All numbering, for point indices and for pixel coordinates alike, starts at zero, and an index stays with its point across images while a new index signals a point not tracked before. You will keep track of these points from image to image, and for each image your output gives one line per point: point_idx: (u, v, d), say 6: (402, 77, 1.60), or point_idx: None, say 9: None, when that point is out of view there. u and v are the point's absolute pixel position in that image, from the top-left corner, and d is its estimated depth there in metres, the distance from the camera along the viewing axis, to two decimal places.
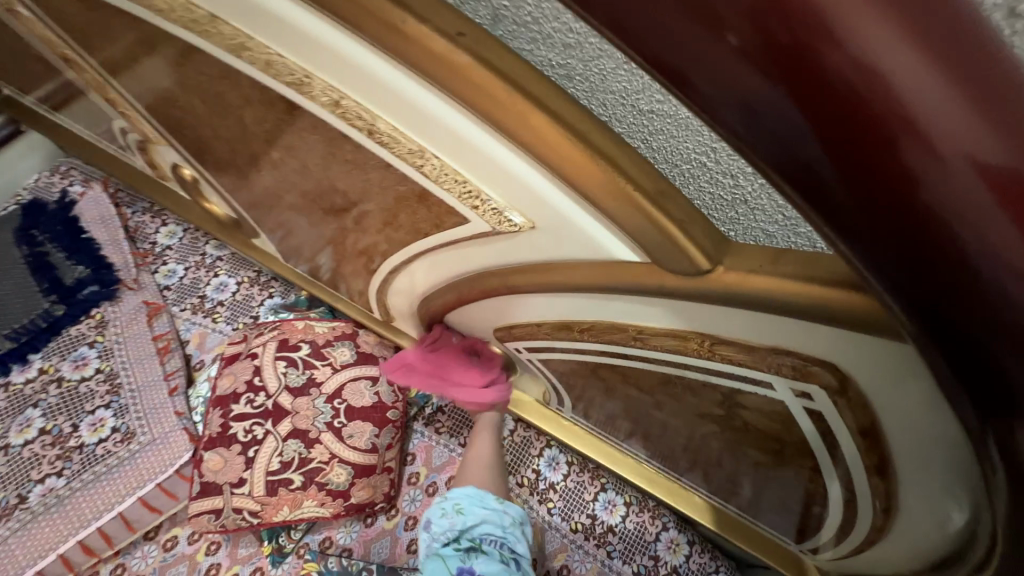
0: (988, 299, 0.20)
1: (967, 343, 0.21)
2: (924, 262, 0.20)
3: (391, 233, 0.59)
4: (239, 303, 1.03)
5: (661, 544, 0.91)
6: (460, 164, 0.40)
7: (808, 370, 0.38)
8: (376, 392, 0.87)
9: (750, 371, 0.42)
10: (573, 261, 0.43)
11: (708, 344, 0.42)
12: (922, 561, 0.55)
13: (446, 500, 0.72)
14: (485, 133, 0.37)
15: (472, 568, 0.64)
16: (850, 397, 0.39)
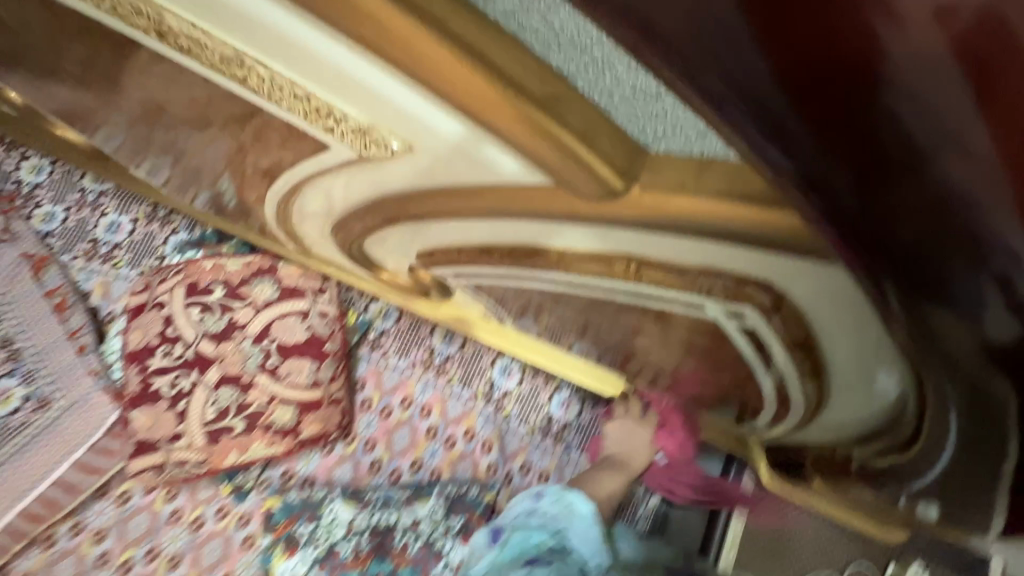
0: (956, 225, 0.17)
1: (924, 271, 0.19)
2: (884, 192, 0.17)
3: (270, 156, 0.49)
4: (140, 244, 0.90)
5: None
6: (293, 72, 0.32)
7: (742, 291, 0.34)
8: (308, 327, 0.82)
9: (679, 294, 0.38)
10: (471, 184, 0.36)
11: (634, 268, 0.37)
12: (844, 436, 0.58)
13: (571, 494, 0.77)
14: (310, 28, 0.27)
15: None
16: (785, 315, 0.35)
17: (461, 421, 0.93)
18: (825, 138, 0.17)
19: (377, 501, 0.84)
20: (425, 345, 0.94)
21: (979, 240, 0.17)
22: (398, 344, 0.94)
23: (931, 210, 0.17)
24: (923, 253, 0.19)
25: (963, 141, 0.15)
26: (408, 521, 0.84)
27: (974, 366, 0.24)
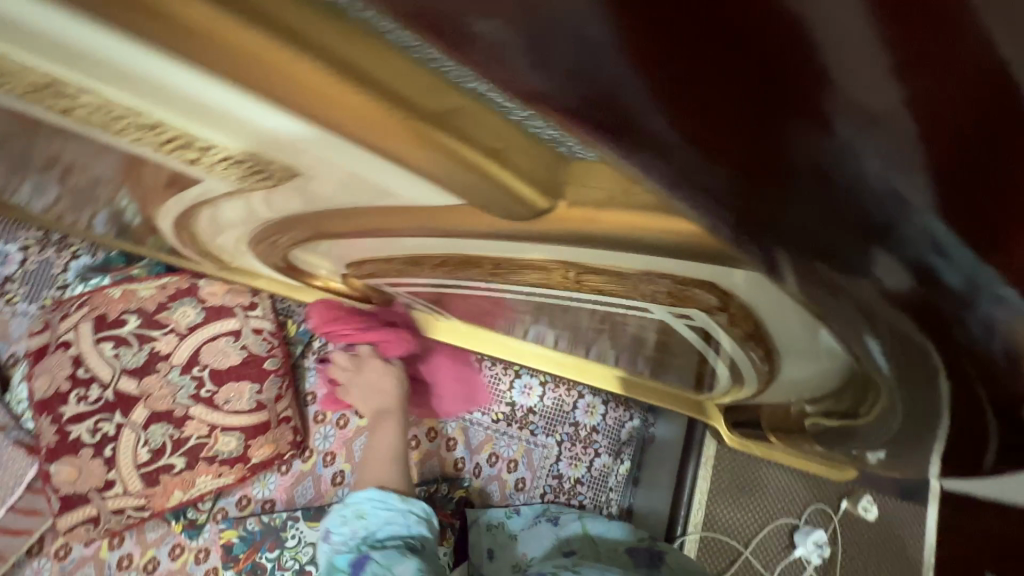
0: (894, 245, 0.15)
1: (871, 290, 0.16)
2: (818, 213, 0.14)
3: (154, 180, 0.42)
4: (36, 274, 0.80)
5: (579, 411, 0.97)
6: (134, 100, 0.25)
7: (687, 294, 0.32)
8: (242, 347, 0.76)
9: (622, 298, 0.35)
10: (387, 203, 0.32)
11: (574, 275, 0.34)
12: (797, 400, 0.60)
13: (348, 505, 0.68)
14: (129, 61, 0.21)
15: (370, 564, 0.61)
16: (732, 312, 0.33)
17: (422, 421, 0.91)
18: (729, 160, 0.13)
19: None
20: None
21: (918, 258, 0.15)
22: None
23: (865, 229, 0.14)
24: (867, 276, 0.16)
25: (887, 151, 0.12)
26: None
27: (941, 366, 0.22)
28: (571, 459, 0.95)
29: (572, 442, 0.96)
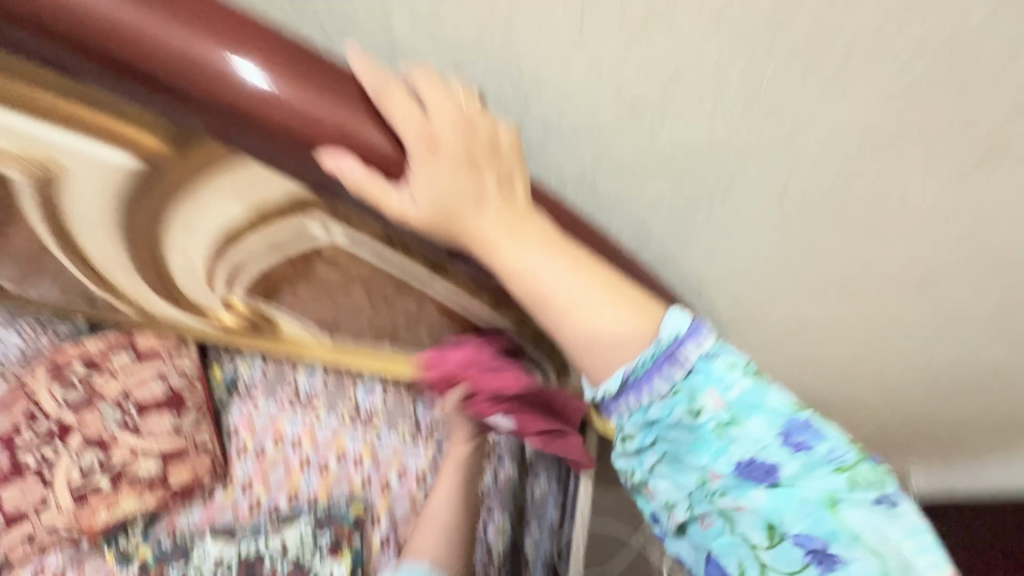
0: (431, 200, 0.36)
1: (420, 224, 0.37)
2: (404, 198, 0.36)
3: (43, 222, 0.63)
4: (29, 355, 1.01)
5: (481, 420, 0.98)
6: None
7: (312, 203, 0.48)
8: (166, 383, 0.93)
9: (301, 224, 0.52)
10: (122, 188, 0.52)
11: (262, 214, 0.52)
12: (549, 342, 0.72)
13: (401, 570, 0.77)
14: None
15: None
16: (347, 218, 0.48)
17: (331, 445, 1.00)
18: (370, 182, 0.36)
19: (247, 531, 0.91)
20: (290, 383, 1.03)
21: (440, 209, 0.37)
22: (266, 388, 1.03)
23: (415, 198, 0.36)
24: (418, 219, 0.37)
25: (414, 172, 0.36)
26: (276, 545, 0.89)
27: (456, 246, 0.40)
28: (477, 468, 0.97)
29: (475, 452, 0.98)
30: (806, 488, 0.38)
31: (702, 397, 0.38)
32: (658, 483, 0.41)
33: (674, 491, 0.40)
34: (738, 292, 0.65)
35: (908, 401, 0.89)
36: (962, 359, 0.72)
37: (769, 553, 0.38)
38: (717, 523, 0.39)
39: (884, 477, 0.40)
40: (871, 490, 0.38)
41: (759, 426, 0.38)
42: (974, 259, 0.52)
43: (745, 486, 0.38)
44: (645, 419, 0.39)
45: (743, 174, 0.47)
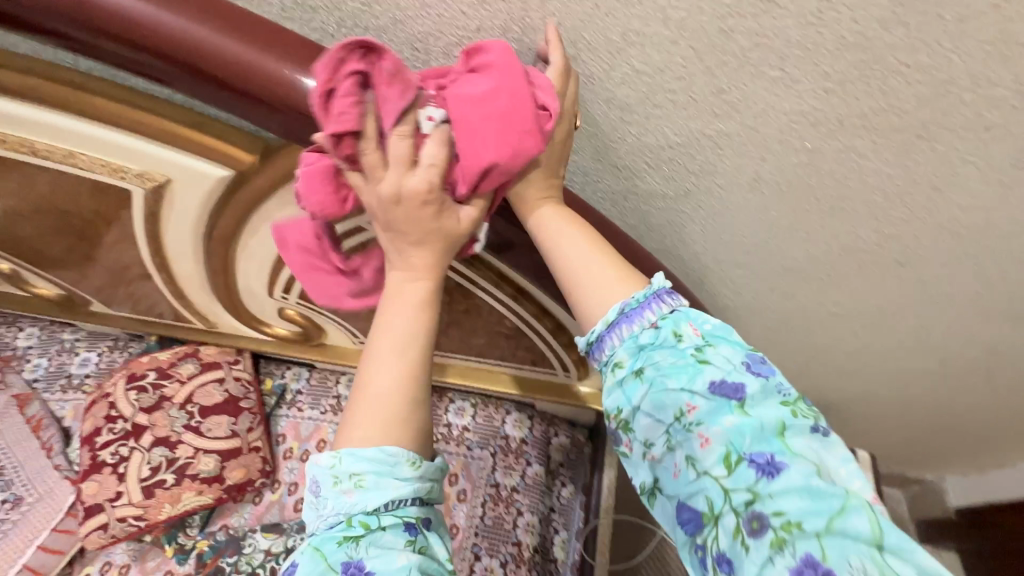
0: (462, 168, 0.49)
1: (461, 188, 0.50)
2: None
3: (145, 237, 0.76)
4: (105, 369, 1.14)
5: (508, 425, 1.10)
6: (100, 153, 0.62)
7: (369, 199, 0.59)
8: (225, 390, 1.04)
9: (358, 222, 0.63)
10: (212, 197, 0.64)
11: None
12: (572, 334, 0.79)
13: (341, 463, 0.46)
14: (101, 127, 0.59)
15: (362, 565, 0.43)
16: None
17: None
18: None
19: (293, 528, 0.97)
20: (332, 394, 1.14)
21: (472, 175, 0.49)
22: (310, 399, 1.14)
23: None
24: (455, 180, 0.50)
25: None
26: None
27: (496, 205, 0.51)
28: (505, 469, 1.07)
29: (503, 453, 1.08)
30: (761, 413, 0.42)
31: (681, 325, 0.46)
32: (640, 420, 0.46)
33: (653, 428, 0.46)
34: (735, 276, 0.72)
35: (921, 390, 0.91)
36: (962, 339, 0.75)
37: (730, 479, 0.41)
38: (684, 456, 0.44)
39: (818, 415, 0.44)
40: (811, 422, 0.42)
41: (729, 353, 0.45)
42: (946, 237, 0.58)
43: (717, 411, 0.43)
44: (635, 344, 0.47)
45: (721, 168, 0.56)
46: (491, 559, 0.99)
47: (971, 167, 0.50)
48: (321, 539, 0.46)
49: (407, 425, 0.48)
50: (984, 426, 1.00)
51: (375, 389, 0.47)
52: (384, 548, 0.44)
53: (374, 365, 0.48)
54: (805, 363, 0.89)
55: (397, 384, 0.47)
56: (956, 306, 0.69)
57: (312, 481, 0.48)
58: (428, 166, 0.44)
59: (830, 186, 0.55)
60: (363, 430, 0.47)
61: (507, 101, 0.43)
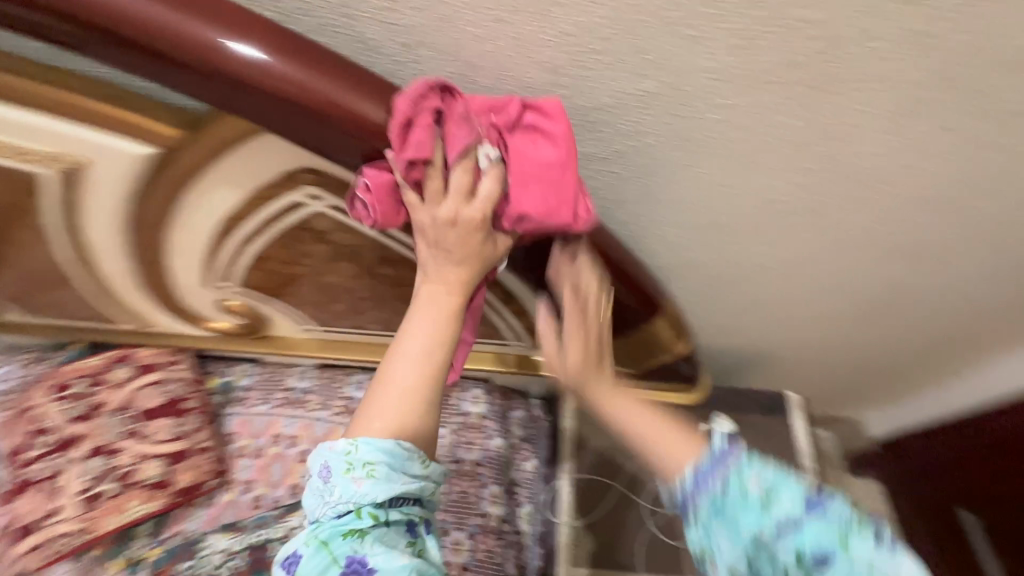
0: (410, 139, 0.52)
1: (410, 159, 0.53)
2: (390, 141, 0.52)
3: (65, 230, 0.72)
4: (22, 382, 1.04)
5: (466, 403, 1.12)
6: (9, 135, 0.58)
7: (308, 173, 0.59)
8: (166, 391, 1.00)
9: (298, 198, 0.62)
10: (137, 179, 0.61)
11: (263, 192, 0.62)
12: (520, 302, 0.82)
13: (357, 451, 0.50)
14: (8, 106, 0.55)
15: (365, 559, 0.49)
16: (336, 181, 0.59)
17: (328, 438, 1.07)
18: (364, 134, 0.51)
19: (252, 524, 0.94)
20: (284, 386, 1.11)
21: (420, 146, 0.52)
22: (259, 393, 1.11)
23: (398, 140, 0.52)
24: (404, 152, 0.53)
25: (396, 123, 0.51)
26: (282, 532, 0.92)
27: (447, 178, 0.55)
28: (466, 445, 1.08)
29: (464, 430, 1.09)
30: (824, 531, 0.46)
31: (745, 477, 0.50)
32: (716, 545, 0.50)
33: (729, 551, 0.49)
34: (669, 235, 0.76)
35: (838, 333, 1.01)
36: (867, 281, 0.84)
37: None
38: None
39: (868, 509, 0.48)
40: (860, 517, 0.47)
41: (789, 498, 0.48)
42: (849, 184, 0.65)
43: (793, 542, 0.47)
44: (713, 506, 0.50)
45: (649, 129, 0.59)
46: (458, 532, 1.00)
47: (863, 117, 0.56)
48: (328, 528, 0.51)
49: (424, 414, 0.52)
50: (889, 362, 1.13)
51: (399, 384, 0.52)
52: (385, 546, 0.50)
53: (399, 363, 0.52)
54: (738, 316, 0.96)
55: (419, 378, 0.52)
56: (861, 250, 0.77)
57: (324, 469, 0.52)
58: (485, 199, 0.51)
59: (746, 140, 0.60)
60: (381, 420, 0.51)
61: (556, 161, 0.51)
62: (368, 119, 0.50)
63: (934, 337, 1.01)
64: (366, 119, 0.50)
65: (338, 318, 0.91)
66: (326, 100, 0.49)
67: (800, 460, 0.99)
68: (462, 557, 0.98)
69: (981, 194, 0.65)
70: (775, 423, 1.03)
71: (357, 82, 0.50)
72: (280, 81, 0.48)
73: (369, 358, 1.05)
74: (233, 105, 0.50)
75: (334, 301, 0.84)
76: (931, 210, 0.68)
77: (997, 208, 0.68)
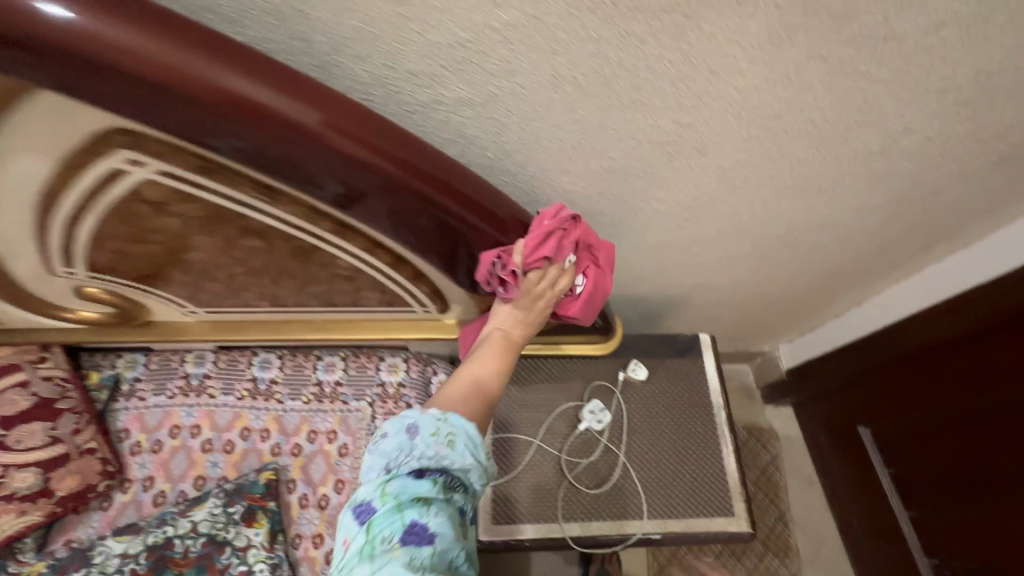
0: (294, 116, 0.47)
1: (297, 137, 0.48)
2: (268, 117, 0.46)
3: None
4: None
5: (383, 372, 1.09)
6: None
7: (120, 136, 0.49)
8: (33, 393, 0.89)
9: (118, 168, 0.53)
10: None
11: (74, 161, 0.52)
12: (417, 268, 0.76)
13: (443, 424, 0.71)
14: None
15: (427, 524, 0.65)
16: (157, 146, 0.50)
17: (233, 425, 1.01)
18: (235, 110, 0.45)
19: (152, 523, 0.88)
20: (179, 374, 1.02)
21: (305, 122, 0.48)
22: (153, 384, 1.01)
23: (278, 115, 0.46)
24: (288, 129, 0.47)
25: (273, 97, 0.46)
26: (185, 528, 0.87)
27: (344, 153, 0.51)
28: (385, 415, 1.05)
29: (382, 401, 1.06)
30: None
31: None
32: None
33: None
34: (564, 183, 0.73)
35: (742, 273, 1.03)
36: (764, 220, 0.85)
37: None
38: None
39: None
40: None
41: None
42: (736, 120, 0.63)
43: None
44: None
45: (519, 68, 0.54)
46: None
47: (738, 47, 0.53)
48: (402, 489, 0.68)
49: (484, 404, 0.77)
50: (792, 298, 1.18)
51: (475, 379, 0.79)
52: (444, 517, 0.67)
53: (477, 366, 0.80)
54: (646, 262, 0.96)
55: (488, 378, 0.79)
56: (754, 190, 0.76)
57: (408, 432, 0.70)
58: (560, 290, 0.78)
59: (624, 76, 0.56)
60: (457, 406, 0.75)
61: (604, 273, 0.80)
62: (238, 96, 0.44)
63: (830, 271, 1.05)
64: (236, 97, 0.44)
65: (222, 298, 0.82)
66: (173, 69, 0.42)
67: (710, 399, 1.02)
68: None
69: (860, 126, 0.65)
70: (690, 366, 1.05)
71: (218, 54, 0.44)
72: (104, 43, 0.40)
73: (269, 337, 0.97)
74: (38, 72, 0.41)
75: (208, 281, 0.76)
76: (815, 145, 0.68)
77: (876, 141, 0.68)
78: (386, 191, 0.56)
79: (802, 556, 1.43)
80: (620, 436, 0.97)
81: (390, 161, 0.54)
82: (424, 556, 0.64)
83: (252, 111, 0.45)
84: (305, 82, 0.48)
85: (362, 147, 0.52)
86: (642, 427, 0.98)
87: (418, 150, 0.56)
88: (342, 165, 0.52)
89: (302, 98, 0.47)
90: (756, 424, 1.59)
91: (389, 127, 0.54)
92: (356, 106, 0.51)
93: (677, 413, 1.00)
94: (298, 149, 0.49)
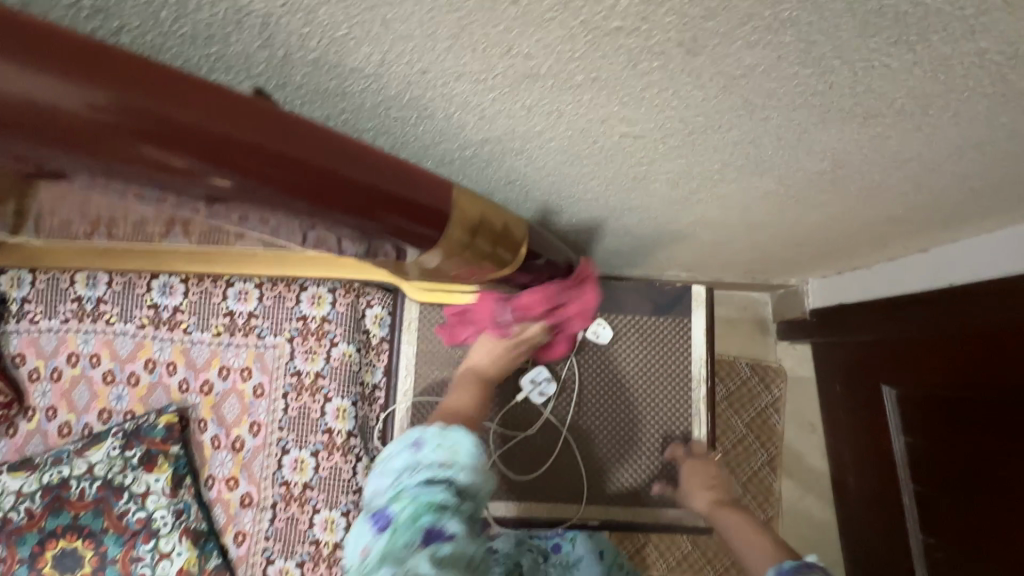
0: (90, 105, 0.25)
1: (105, 137, 0.26)
2: (33, 112, 0.24)
3: None
4: None
5: (304, 304, 0.92)
6: None
7: None
8: None
9: None
10: None
11: None
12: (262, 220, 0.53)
13: (447, 437, 0.63)
14: None
15: (442, 528, 0.54)
16: None
17: (136, 355, 0.90)
18: None
19: (47, 461, 0.82)
20: (71, 296, 0.89)
21: (116, 112, 0.26)
22: (44, 306, 0.89)
23: (54, 107, 0.24)
24: (89, 129, 0.25)
25: (32, 75, 0.23)
26: (81, 469, 0.81)
27: (204, 152, 0.30)
28: (305, 354, 0.91)
29: (302, 337, 0.91)
30: None
31: None
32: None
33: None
34: (463, 91, 0.45)
35: (764, 212, 0.75)
36: (800, 154, 0.55)
37: None
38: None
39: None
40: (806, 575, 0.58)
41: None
42: None
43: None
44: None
45: None
46: (300, 450, 0.89)
47: None
48: (414, 497, 0.57)
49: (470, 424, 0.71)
50: (833, 239, 0.89)
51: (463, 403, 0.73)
52: (460, 521, 0.56)
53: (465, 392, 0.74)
54: (623, 195, 0.69)
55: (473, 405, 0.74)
56: (783, 114, 0.46)
57: (414, 445, 0.62)
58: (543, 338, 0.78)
59: None
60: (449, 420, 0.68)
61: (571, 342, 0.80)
62: (58, 112, 0.24)
63: (896, 216, 0.74)
64: (28, 106, 0.23)
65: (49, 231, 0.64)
66: None
67: (689, 372, 0.83)
68: (305, 476, 0.89)
69: (1008, 9, 0.32)
70: (672, 325, 0.84)
71: None
72: None
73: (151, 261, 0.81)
74: None
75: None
76: (904, 45, 0.36)
77: None
78: (310, 211, 0.38)
79: (781, 500, 1.36)
80: (567, 411, 0.82)
81: (313, 175, 0.36)
82: (449, 559, 0.52)
83: (21, 116, 0.24)
84: (176, 74, 0.29)
85: (270, 162, 0.33)
86: (600, 402, 0.83)
87: (341, 150, 0.38)
88: (242, 188, 0.33)
89: (96, 75, 0.25)
90: (763, 361, 1.40)
91: (296, 121, 0.35)
92: (199, 82, 0.30)
93: (645, 385, 0.83)
94: (160, 172, 0.30)
